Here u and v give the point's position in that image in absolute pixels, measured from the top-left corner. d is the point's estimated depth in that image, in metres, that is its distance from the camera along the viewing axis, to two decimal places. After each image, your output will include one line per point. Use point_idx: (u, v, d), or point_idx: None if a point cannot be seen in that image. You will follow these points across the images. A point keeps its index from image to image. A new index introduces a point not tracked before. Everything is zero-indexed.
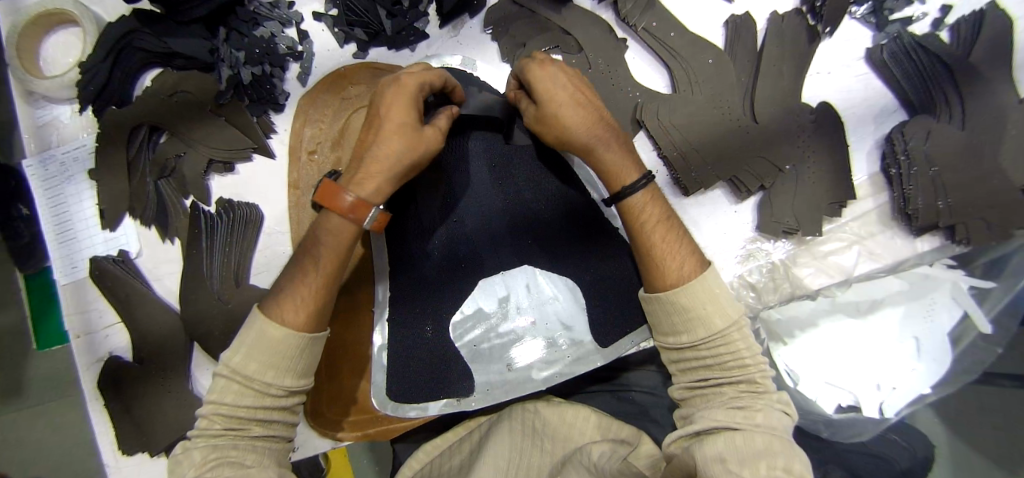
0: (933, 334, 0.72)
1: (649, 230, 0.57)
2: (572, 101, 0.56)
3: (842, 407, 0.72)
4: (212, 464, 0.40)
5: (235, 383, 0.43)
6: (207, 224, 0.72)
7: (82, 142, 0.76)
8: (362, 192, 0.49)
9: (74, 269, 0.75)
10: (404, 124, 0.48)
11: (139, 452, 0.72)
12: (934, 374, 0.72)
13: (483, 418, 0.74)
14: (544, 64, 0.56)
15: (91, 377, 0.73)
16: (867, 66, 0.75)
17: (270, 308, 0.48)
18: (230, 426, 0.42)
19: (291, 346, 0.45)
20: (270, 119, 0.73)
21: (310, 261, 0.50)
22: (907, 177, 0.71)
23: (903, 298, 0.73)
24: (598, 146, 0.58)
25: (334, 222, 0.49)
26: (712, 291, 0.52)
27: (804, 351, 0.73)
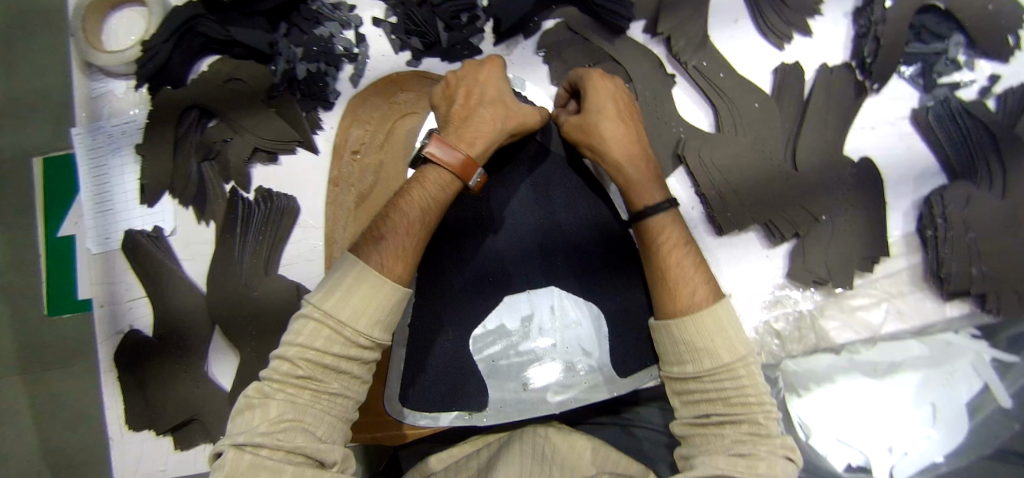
0: (951, 403, 0.69)
1: (666, 248, 0.58)
2: (619, 110, 0.61)
3: (851, 467, 0.68)
4: (287, 424, 0.38)
5: (324, 327, 0.41)
6: (243, 210, 0.73)
7: (133, 117, 0.78)
8: (475, 150, 0.54)
9: (108, 240, 0.76)
10: (505, 96, 0.58)
11: (145, 429, 0.72)
12: (946, 443, 0.68)
13: (492, 437, 0.73)
14: (602, 77, 0.62)
15: (108, 348, 0.75)
16: (912, 126, 0.75)
17: (372, 259, 0.47)
18: (310, 376, 0.40)
19: (379, 293, 0.44)
20: (318, 116, 0.74)
21: (400, 217, 0.51)
22: (942, 239, 0.70)
23: (923, 364, 0.70)
24: (631, 159, 0.60)
25: (440, 175, 0.53)
26: (723, 318, 0.52)
27: (820, 406, 0.70)
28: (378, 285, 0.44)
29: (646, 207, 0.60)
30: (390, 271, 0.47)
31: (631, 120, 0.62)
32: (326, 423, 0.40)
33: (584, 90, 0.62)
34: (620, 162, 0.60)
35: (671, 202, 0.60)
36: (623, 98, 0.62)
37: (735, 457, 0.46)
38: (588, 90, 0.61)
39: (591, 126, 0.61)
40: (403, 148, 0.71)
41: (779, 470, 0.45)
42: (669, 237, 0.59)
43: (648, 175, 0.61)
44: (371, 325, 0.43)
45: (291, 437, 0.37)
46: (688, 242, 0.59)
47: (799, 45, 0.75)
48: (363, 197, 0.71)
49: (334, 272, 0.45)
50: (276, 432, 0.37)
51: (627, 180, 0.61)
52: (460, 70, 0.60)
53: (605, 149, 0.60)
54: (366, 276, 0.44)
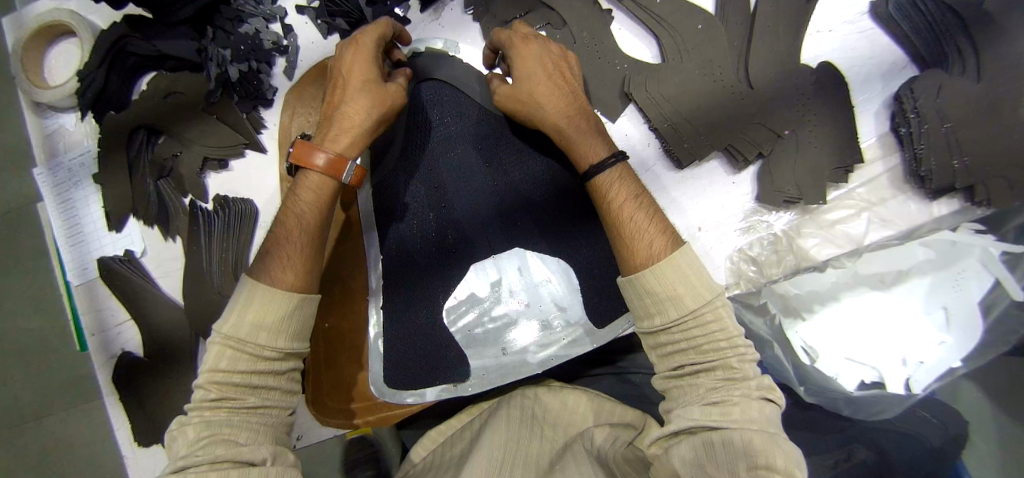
0: (963, 304, 0.65)
1: (619, 205, 0.56)
2: (550, 73, 0.60)
3: (863, 385, 0.66)
4: (204, 440, 0.40)
5: (228, 348, 0.43)
6: (205, 221, 0.73)
7: (86, 147, 0.78)
8: (338, 148, 0.55)
9: (85, 270, 0.78)
10: (368, 78, 0.56)
11: (154, 443, 0.74)
12: (964, 348, 0.65)
13: (486, 403, 0.74)
14: (526, 39, 0.60)
15: (106, 372, 0.77)
16: (871, 21, 0.71)
17: (257, 272, 0.49)
18: (223, 395, 0.42)
19: (278, 305, 0.46)
20: (259, 115, 0.74)
21: (285, 226, 0.53)
22: (918, 135, 0.66)
23: (930, 267, 0.66)
24: (567, 121, 0.59)
25: (314, 178, 0.54)
26: (690, 264, 0.50)
27: (824, 326, 0.67)
28: (270, 298, 0.46)
29: (590, 167, 0.58)
30: (278, 280, 0.48)
31: (565, 81, 0.61)
32: (248, 429, 0.42)
33: (511, 56, 0.60)
34: (558, 125, 0.59)
35: (618, 157, 0.58)
36: (554, 60, 0.60)
37: (710, 406, 0.45)
38: (516, 56, 0.60)
39: (526, 91, 0.59)
40: None
41: (755, 415, 0.43)
42: (619, 194, 0.56)
43: (589, 135, 0.59)
44: (273, 337, 0.45)
45: (210, 449, 0.40)
46: (643, 197, 0.57)
47: None
48: None
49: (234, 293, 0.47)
50: (196, 449, 0.39)
51: (570, 142, 0.59)
52: (331, 61, 0.59)
53: (542, 112, 0.58)
54: (255, 293, 0.46)
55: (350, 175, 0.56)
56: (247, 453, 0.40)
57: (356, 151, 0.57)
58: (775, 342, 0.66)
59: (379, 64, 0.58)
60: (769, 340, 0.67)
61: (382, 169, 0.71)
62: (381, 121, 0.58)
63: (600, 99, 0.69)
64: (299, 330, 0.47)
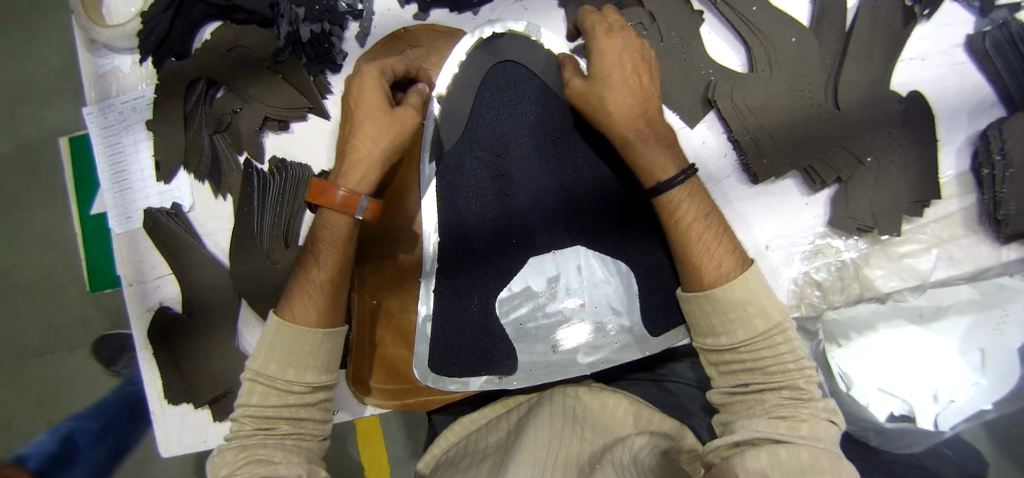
0: (1002, 347, 0.65)
1: (687, 224, 0.53)
2: (627, 75, 0.54)
3: (894, 417, 0.66)
4: (243, 461, 0.43)
5: (259, 383, 0.48)
6: (259, 182, 0.71)
7: (142, 92, 0.76)
8: (353, 185, 0.55)
9: (129, 219, 0.76)
10: (375, 111, 0.55)
11: (184, 402, 0.73)
12: (995, 390, 0.64)
13: (523, 397, 0.72)
14: (611, 33, 0.55)
15: (141, 325, 0.75)
16: (965, 56, 0.68)
17: (286, 315, 0.52)
18: (261, 425, 0.46)
19: (304, 345, 0.49)
20: (326, 79, 0.71)
21: (312, 265, 0.55)
22: (1003, 178, 0.64)
23: (971, 307, 0.66)
24: (639, 134, 0.54)
25: (332, 218, 0.54)
26: (759, 281, 0.50)
27: (860, 355, 0.67)
28: (294, 339, 0.49)
29: (659, 183, 0.54)
30: (303, 321, 0.51)
31: (642, 84, 0.55)
32: (282, 450, 0.45)
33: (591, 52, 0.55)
34: (627, 137, 0.54)
35: (688, 172, 0.54)
36: (636, 60, 0.54)
37: (778, 420, 0.43)
38: (596, 52, 0.54)
39: (597, 93, 0.54)
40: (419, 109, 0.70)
41: (821, 433, 0.41)
42: (688, 211, 0.54)
43: (661, 150, 0.55)
44: (301, 373, 0.48)
45: (249, 467, 0.43)
46: (711, 214, 0.54)
47: None
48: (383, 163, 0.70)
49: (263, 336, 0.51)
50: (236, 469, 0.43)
51: (638, 155, 0.55)
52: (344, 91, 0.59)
53: (610, 121, 0.54)
54: (280, 334, 0.49)
55: (364, 211, 0.55)
56: (279, 470, 0.42)
57: (369, 186, 0.56)
58: (816, 367, 0.67)
59: (387, 94, 0.56)
60: (812, 365, 0.67)
61: (446, 146, 0.67)
62: (392, 149, 0.56)
63: (679, 104, 0.67)
64: (327, 364, 0.51)
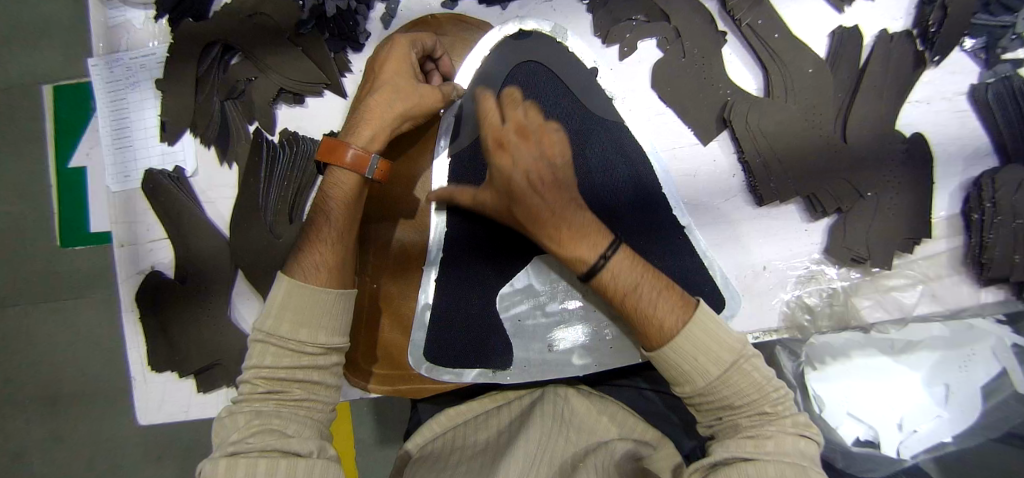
0: (967, 384, 0.68)
1: (622, 299, 0.53)
2: (532, 182, 0.53)
3: (859, 441, 0.69)
4: (254, 430, 0.43)
5: (270, 345, 0.47)
6: (268, 153, 0.70)
7: (153, 50, 0.74)
8: (363, 142, 0.56)
9: (127, 178, 0.73)
10: (398, 78, 0.58)
11: (168, 371, 0.72)
12: (957, 424, 0.67)
13: (513, 394, 0.73)
14: (500, 145, 0.52)
15: (129, 289, 0.73)
16: (967, 104, 0.71)
17: (291, 270, 0.52)
18: (272, 389, 0.46)
19: (317, 299, 0.49)
20: (347, 57, 0.71)
21: (320, 219, 0.56)
22: (989, 224, 0.68)
23: (941, 344, 0.69)
24: (564, 236, 0.54)
25: (342, 176, 0.56)
26: (707, 331, 0.48)
27: (834, 379, 0.70)
28: (302, 296, 0.49)
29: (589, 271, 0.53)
30: (305, 274, 0.51)
31: (548, 178, 0.54)
32: (295, 422, 0.45)
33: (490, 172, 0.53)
34: (551, 240, 0.54)
35: (611, 250, 0.53)
36: (533, 157, 0.53)
37: (746, 440, 0.44)
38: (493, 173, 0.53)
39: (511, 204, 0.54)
40: None
41: (787, 447, 0.43)
42: (620, 285, 0.53)
43: (580, 234, 0.54)
44: (314, 332, 0.48)
45: (260, 439, 0.42)
46: (646, 284, 0.52)
47: (859, 8, 0.70)
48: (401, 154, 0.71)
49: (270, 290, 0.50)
50: (245, 438, 0.42)
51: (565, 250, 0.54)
52: (372, 59, 0.62)
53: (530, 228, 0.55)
54: (293, 294, 0.49)
55: (375, 170, 0.56)
56: (294, 446, 0.42)
57: (381, 146, 0.57)
58: (796, 388, 0.70)
59: (410, 64, 0.59)
60: (793, 387, 0.70)
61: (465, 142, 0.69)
62: (408, 117, 0.58)
63: (695, 120, 0.69)
64: (337, 327, 0.51)
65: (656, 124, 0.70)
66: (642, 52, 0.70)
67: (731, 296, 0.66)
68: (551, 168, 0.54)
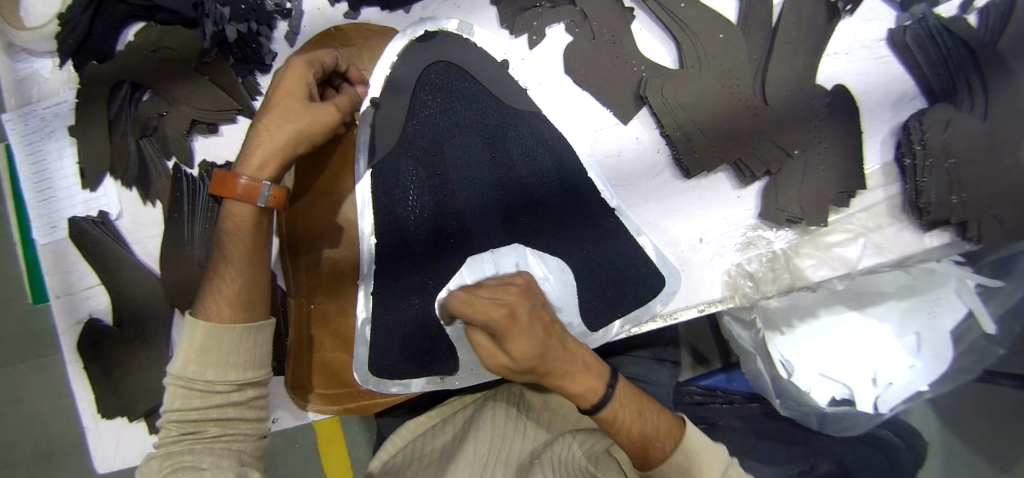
0: (934, 331, 0.76)
1: (631, 432, 0.51)
2: (542, 338, 0.46)
3: (835, 400, 0.78)
4: (166, 469, 0.43)
5: (180, 387, 0.47)
6: (188, 187, 0.70)
7: (62, 97, 0.73)
8: (252, 171, 0.53)
9: (54, 229, 0.72)
10: (292, 98, 0.53)
11: (119, 417, 0.71)
12: (928, 372, 0.76)
13: (469, 398, 0.73)
14: (510, 315, 0.43)
15: (70, 340, 0.72)
16: (888, 49, 0.70)
17: (198, 311, 0.50)
18: (185, 430, 0.46)
19: (226, 337, 0.48)
20: (256, 81, 0.70)
21: (221, 254, 0.53)
22: (921, 167, 0.66)
23: (906, 294, 0.76)
24: (569, 382, 0.49)
25: (237, 207, 0.53)
26: (700, 451, 0.51)
27: (798, 341, 0.77)
28: (207, 334, 0.48)
29: (594, 409, 0.50)
30: (212, 316, 0.49)
31: (546, 327, 0.48)
32: (211, 455, 0.45)
33: (497, 339, 0.44)
34: (559, 386, 0.49)
35: (615, 383, 0.52)
36: (535, 311, 0.47)
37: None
38: (502, 342, 0.44)
39: (523, 366, 0.46)
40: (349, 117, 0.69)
41: None
42: (626, 418, 0.51)
43: (591, 381, 0.50)
44: (224, 369, 0.48)
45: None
46: (645, 411, 0.53)
47: None
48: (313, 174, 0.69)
49: (179, 333, 0.49)
50: None
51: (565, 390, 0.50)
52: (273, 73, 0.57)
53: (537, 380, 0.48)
54: (197, 335, 0.48)
55: (268, 199, 0.53)
56: (208, 476, 0.42)
57: (277, 172, 0.54)
58: (759, 356, 0.76)
59: (309, 82, 0.54)
60: (753, 353, 0.76)
61: (383, 151, 0.68)
62: (304, 139, 0.54)
63: (613, 100, 0.68)
64: (253, 357, 0.50)
65: (575, 109, 0.69)
66: (551, 38, 0.69)
67: (670, 273, 0.66)
68: (548, 320, 0.50)
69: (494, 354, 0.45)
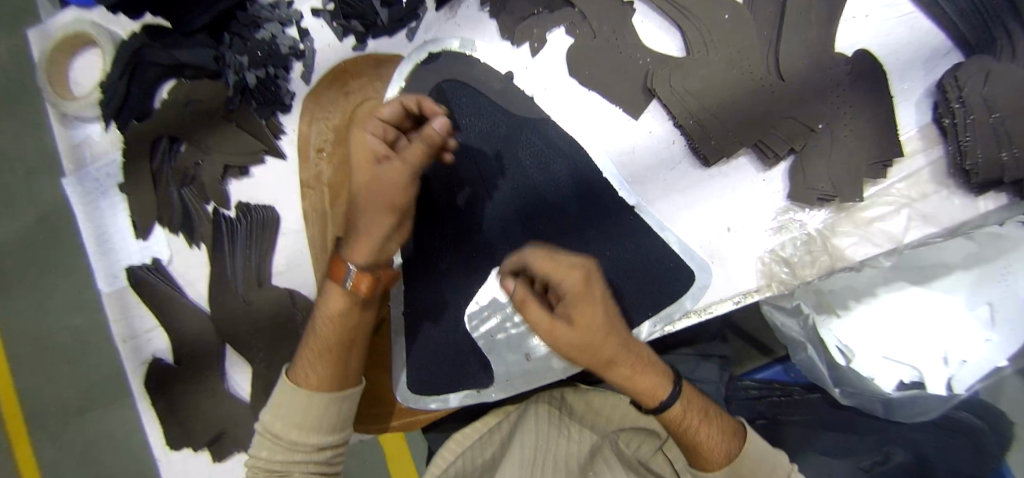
0: (1008, 300, 0.70)
1: (694, 431, 0.53)
2: (612, 318, 0.49)
3: (904, 385, 0.72)
4: (276, 459, 0.53)
5: (269, 441, 0.53)
6: (227, 228, 0.74)
7: (112, 158, 0.79)
8: (359, 262, 0.52)
9: (115, 278, 0.79)
10: (373, 170, 0.49)
11: (184, 447, 0.76)
12: (1009, 345, 0.69)
13: (510, 408, 0.72)
14: (587, 285, 0.48)
15: (138, 377, 0.78)
16: (911, 5, 0.66)
17: (298, 371, 0.56)
18: (276, 447, 0.53)
19: (317, 403, 0.53)
20: (278, 121, 0.74)
21: (318, 328, 0.56)
22: (963, 127, 0.61)
23: (971, 263, 0.71)
24: (631, 369, 0.51)
25: (340, 303, 0.54)
26: (755, 457, 0.53)
27: (854, 323, 0.73)
28: (300, 398, 0.53)
29: (659, 404, 0.52)
30: (308, 378, 0.54)
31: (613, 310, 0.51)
32: (299, 456, 0.53)
33: (572, 312, 0.47)
34: (622, 372, 0.51)
35: (680, 380, 0.54)
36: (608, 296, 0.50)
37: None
38: (578, 315, 0.47)
39: (592, 344, 0.48)
40: None
41: None
42: (690, 416, 0.53)
43: (653, 373, 0.53)
44: (308, 432, 0.53)
45: (283, 458, 0.53)
46: (708, 411, 0.55)
47: None
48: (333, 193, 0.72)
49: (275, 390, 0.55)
50: (274, 459, 0.53)
51: (628, 380, 0.52)
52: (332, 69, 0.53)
53: (600, 363, 0.50)
54: (291, 420, 0.53)
55: (359, 284, 0.52)
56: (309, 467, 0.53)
57: (377, 256, 0.53)
58: (809, 344, 0.71)
59: (378, 153, 0.49)
60: (802, 341, 0.72)
61: None
62: (400, 225, 0.53)
63: (622, 97, 0.67)
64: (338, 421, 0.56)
65: (583, 111, 0.69)
66: (552, 43, 0.69)
67: (699, 266, 0.65)
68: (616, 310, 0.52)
69: (568, 330, 0.47)
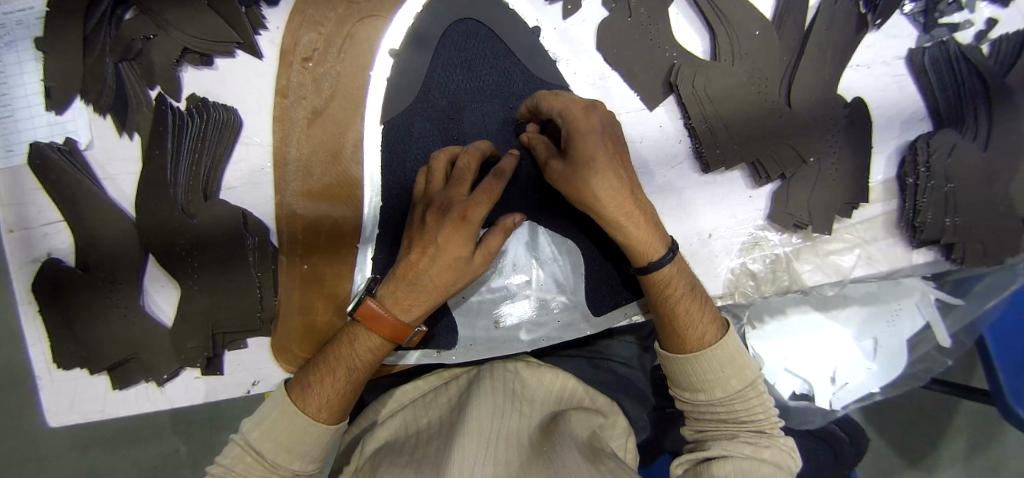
0: (893, 337, 0.76)
1: (675, 302, 0.54)
2: (613, 160, 0.50)
3: (795, 395, 0.78)
4: (237, 459, 0.51)
5: (247, 455, 0.51)
6: (175, 123, 0.63)
7: (28, 3, 0.62)
8: (413, 315, 0.55)
9: (10, 153, 0.63)
10: (461, 256, 0.52)
11: (76, 367, 0.65)
12: (884, 375, 0.76)
13: (460, 371, 0.67)
14: (588, 116, 0.50)
15: (24, 278, 0.64)
16: (905, 68, 0.71)
17: (301, 400, 0.53)
18: (252, 452, 0.51)
19: (310, 435, 0.52)
20: (260, 12, 0.63)
21: (331, 362, 0.55)
22: (922, 188, 0.69)
23: (869, 300, 0.77)
24: (625, 219, 0.52)
25: (372, 343, 0.55)
26: (732, 350, 0.54)
27: (766, 336, 0.78)
28: (291, 425, 0.52)
29: (649, 263, 0.53)
30: (315, 411, 0.53)
31: (622, 163, 0.52)
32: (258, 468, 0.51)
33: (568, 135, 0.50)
34: (615, 220, 0.52)
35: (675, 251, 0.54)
36: (614, 141, 0.51)
37: (744, 443, 0.52)
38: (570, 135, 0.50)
39: (580, 176, 0.50)
40: (361, 53, 0.64)
41: (779, 457, 0.51)
42: (676, 289, 0.55)
43: (650, 229, 0.53)
44: (290, 456, 0.52)
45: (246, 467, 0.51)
46: (695, 298, 0.56)
47: None
48: (316, 112, 0.64)
49: (267, 402, 0.54)
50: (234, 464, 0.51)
51: (624, 234, 0.53)
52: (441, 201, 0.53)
53: (595, 207, 0.51)
54: (267, 443, 0.51)
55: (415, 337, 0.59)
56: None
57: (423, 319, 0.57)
58: None
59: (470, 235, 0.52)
60: None
61: (400, 110, 0.65)
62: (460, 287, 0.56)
63: (642, 85, 0.66)
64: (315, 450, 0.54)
65: (601, 89, 0.67)
66: (586, 10, 0.66)
67: None
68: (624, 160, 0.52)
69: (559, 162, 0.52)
